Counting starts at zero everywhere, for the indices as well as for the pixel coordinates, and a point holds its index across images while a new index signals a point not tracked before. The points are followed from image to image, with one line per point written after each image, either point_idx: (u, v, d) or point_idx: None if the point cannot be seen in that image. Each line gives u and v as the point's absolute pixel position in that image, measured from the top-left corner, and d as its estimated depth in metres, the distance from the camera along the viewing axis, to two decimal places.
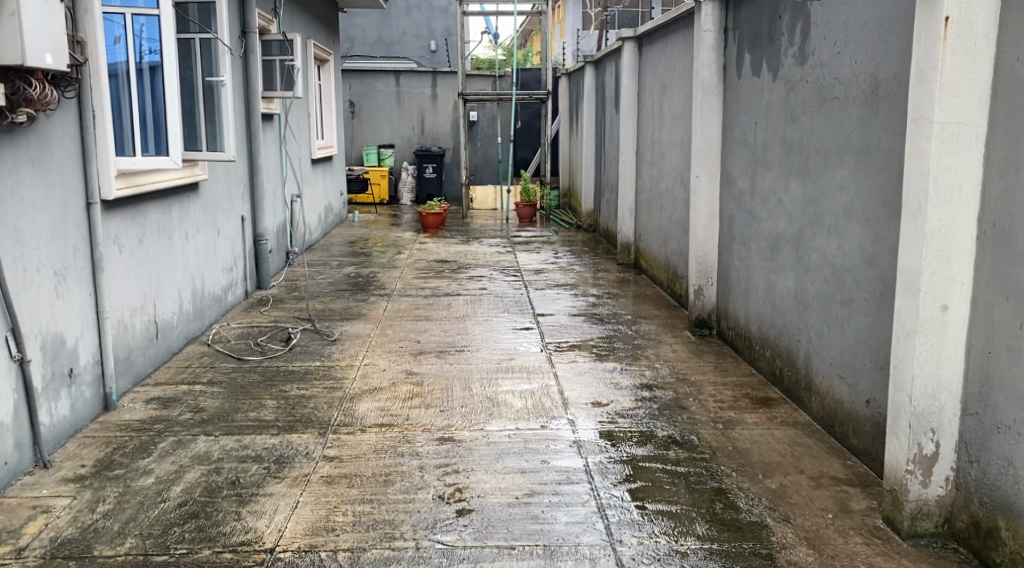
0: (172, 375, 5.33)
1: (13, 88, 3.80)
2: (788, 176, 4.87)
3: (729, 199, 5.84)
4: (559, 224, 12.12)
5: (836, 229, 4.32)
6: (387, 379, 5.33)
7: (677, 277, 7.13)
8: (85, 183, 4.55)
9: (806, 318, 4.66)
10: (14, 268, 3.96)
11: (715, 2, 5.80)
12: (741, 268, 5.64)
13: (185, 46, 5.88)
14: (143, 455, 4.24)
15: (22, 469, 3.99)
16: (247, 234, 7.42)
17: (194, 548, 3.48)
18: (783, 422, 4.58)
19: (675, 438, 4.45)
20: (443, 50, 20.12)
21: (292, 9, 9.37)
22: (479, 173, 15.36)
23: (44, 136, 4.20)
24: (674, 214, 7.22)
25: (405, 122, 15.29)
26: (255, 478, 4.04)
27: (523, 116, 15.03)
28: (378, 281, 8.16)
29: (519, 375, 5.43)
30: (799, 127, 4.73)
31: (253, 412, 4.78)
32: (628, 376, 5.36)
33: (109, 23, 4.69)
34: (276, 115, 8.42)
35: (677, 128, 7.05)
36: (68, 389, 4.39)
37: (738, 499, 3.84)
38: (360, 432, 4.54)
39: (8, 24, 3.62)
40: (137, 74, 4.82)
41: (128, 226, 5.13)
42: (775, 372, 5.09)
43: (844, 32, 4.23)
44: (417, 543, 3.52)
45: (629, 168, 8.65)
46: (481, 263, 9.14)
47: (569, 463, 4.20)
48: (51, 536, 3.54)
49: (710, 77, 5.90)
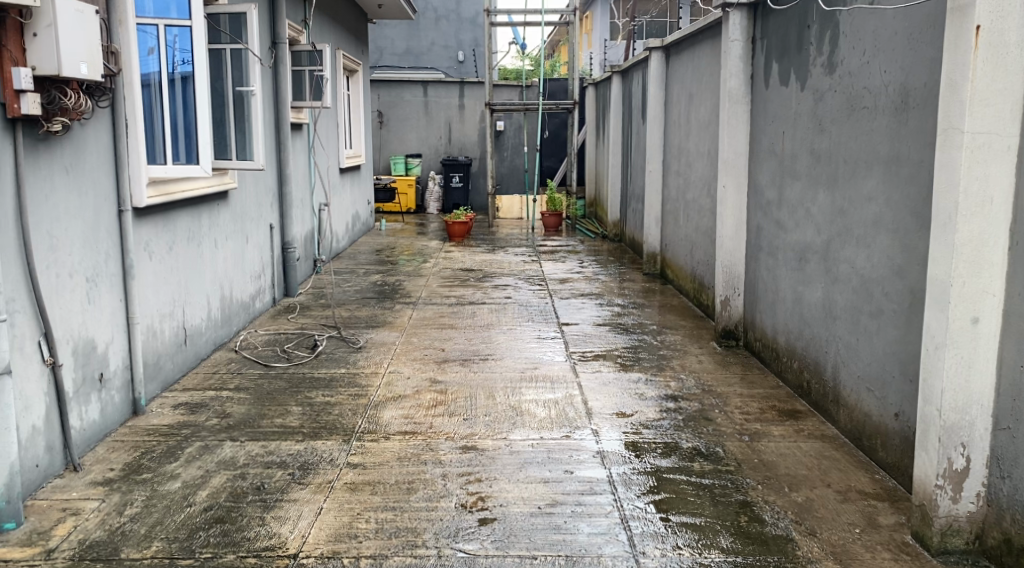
0: (201, 381, 5.37)
1: (49, 97, 3.83)
2: (816, 186, 4.84)
3: (756, 209, 5.80)
4: (585, 233, 12.11)
5: (865, 240, 4.28)
6: (411, 387, 5.34)
7: (703, 287, 7.10)
8: (116, 190, 4.59)
9: (834, 329, 4.62)
10: (47, 274, 4.00)
11: (742, 12, 5.80)
12: (768, 279, 5.60)
13: (217, 57, 5.92)
14: (170, 459, 4.27)
15: (53, 472, 4.03)
16: (275, 243, 7.47)
17: (220, 552, 3.50)
18: (810, 435, 4.55)
19: (700, 449, 4.42)
20: (471, 60, 20.22)
21: (322, 21, 9.47)
22: (506, 183, 15.38)
23: (78, 143, 4.24)
24: (701, 225, 7.19)
25: (432, 132, 15.36)
26: (280, 484, 4.05)
27: (549, 125, 15.04)
28: (403, 290, 8.18)
29: (542, 384, 5.41)
30: (827, 137, 4.70)
31: (278, 419, 4.80)
32: (653, 387, 5.33)
33: (142, 33, 4.75)
34: (304, 124, 8.49)
35: (703, 137, 7.03)
36: (98, 394, 4.42)
37: (763, 512, 3.81)
38: (383, 440, 4.54)
39: (44, 35, 3.66)
40: (169, 84, 4.89)
41: (159, 232, 5.17)
42: (802, 384, 5.04)
43: (873, 41, 4.21)
44: (439, 551, 3.52)
45: (655, 177, 8.61)
46: (506, 272, 9.14)
47: (592, 473, 4.18)
48: (80, 538, 3.57)
49: (737, 87, 5.88)
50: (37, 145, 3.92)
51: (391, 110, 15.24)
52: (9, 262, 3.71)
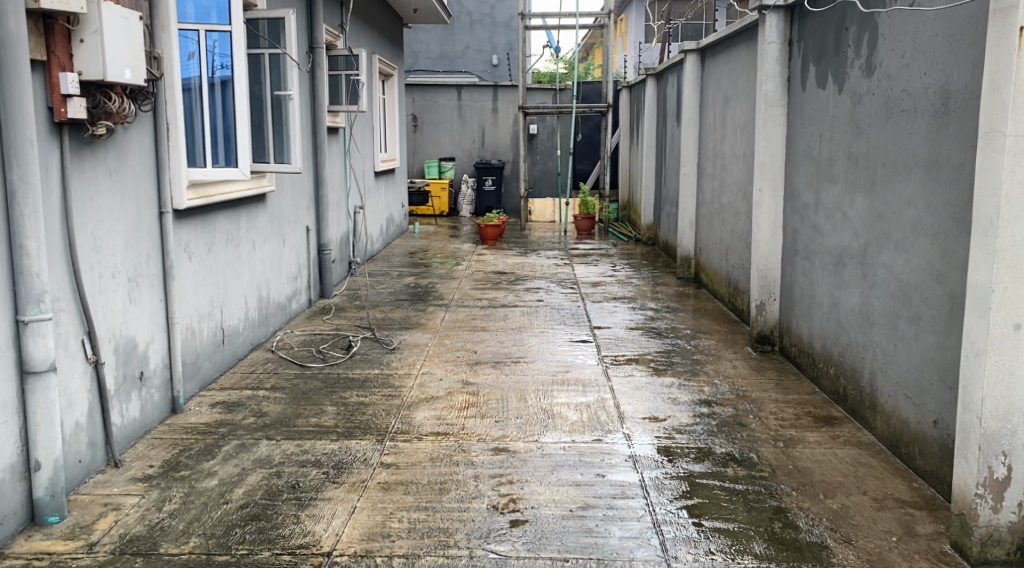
0: (238, 380, 5.43)
1: (94, 102, 3.91)
2: (854, 190, 4.80)
3: (793, 213, 5.76)
4: (617, 237, 12.08)
5: (903, 244, 4.25)
6: (443, 388, 5.36)
7: (738, 292, 7.06)
8: (157, 192, 4.65)
9: (871, 335, 4.58)
10: (91, 275, 4.06)
11: (778, 15, 5.78)
12: (805, 283, 5.56)
13: (256, 61, 5.97)
14: (207, 457, 4.32)
15: (95, 468, 4.09)
16: (311, 244, 7.53)
17: (255, 549, 3.53)
18: (846, 442, 4.51)
19: (734, 455, 4.40)
20: (505, 64, 20.25)
21: (359, 26, 9.55)
22: (538, 186, 15.38)
23: (121, 146, 4.30)
24: (736, 229, 7.15)
25: (466, 135, 15.41)
26: (314, 483, 4.08)
27: (582, 129, 15.03)
28: (436, 292, 8.21)
29: (574, 388, 5.41)
30: (865, 140, 4.66)
31: (313, 418, 4.85)
32: (686, 391, 5.32)
33: (183, 39, 4.80)
34: (341, 128, 8.56)
35: (739, 140, 6.99)
36: (138, 392, 4.48)
37: (797, 518, 3.78)
38: (416, 440, 4.57)
39: (90, 41, 3.72)
40: (209, 88, 4.96)
41: (198, 234, 5.23)
42: (839, 390, 5.00)
43: (913, 42, 4.17)
44: (470, 552, 3.54)
45: (690, 181, 8.58)
46: (538, 275, 9.15)
47: (625, 477, 4.17)
48: (121, 533, 3.62)
49: (773, 89, 5.85)
50: (82, 148, 3.98)
51: (425, 113, 15.32)
52: (55, 263, 3.77)
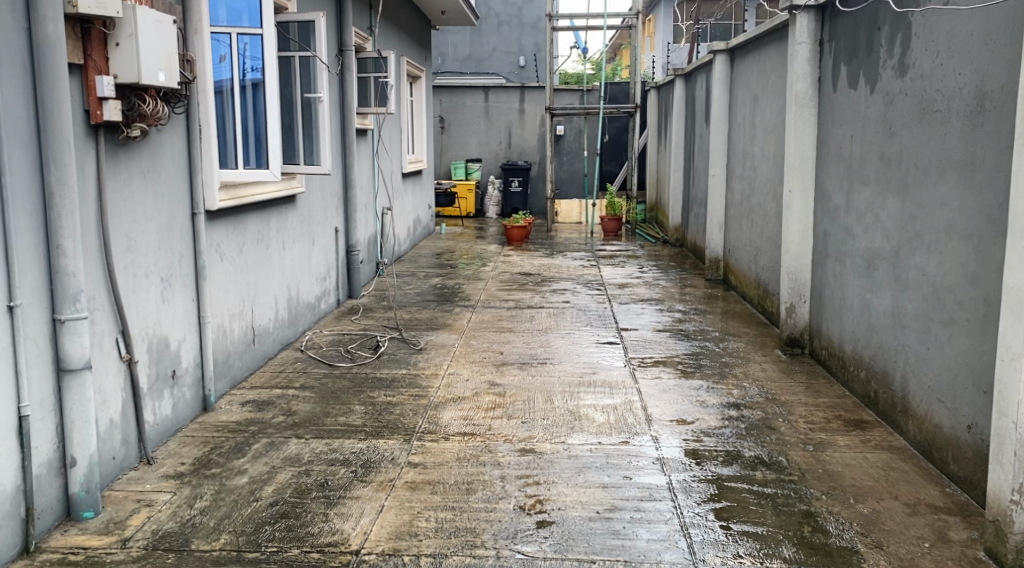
0: (268, 380, 5.46)
1: (129, 104, 3.94)
2: (886, 191, 4.76)
3: (824, 215, 5.72)
4: (644, 238, 12.04)
5: (936, 246, 4.20)
6: (470, 389, 5.36)
7: (767, 294, 7.02)
8: (190, 193, 4.69)
9: (903, 338, 4.54)
10: (125, 275, 4.10)
11: (810, 14, 5.74)
12: (836, 286, 5.51)
13: (287, 64, 6.01)
14: (238, 455, 4.35)
15: (128, 464, 4.13)
16: (340, 245, 7.57)
17: (284, 547, 3.55)
18: (877, 446, 4.47)
19: (763, 458, 4.38)
20: (532, 66, 20.25)
21: (387, 27, 9.59)
22: (565, 187, 15.36)
23: (155, 148, 4.35)
24: (766, 230, 7.11)
25: (492, 136, 15.42)
26: (343, 482, 4.10)
27: (610, 130, 14.99)
28: (462, 293, 8.21)
29: (601, 390, 5.40)
30: (898, 141, 4.62)
31: (341, 417, 4.87)
32: (715, 394, 5.29)
33: (215, 42, 4.88)
34: (370, 129, 8.60)
35: (769, 141, 6.95)
36: (171, 390, 4.52)
37: (827, 523, 3.75)
38: (443, 440, 4.57)
39: (125, 45, 3.76)
40: (240, 90, 4.96)
41: (230, 235, 5.27)
42: (870, 394, 4.96)
43: (947, 42, 4.13)
44: (497, 552, 3.54)
45: (719, 182, 8.53)
46: (565, 276, 9.13)
47: (652, 480, 4.16)
48: (153, 529, 3.65)
49: (804, 90, 5.81)
50: (117, 150, 4.02)
51: (452, 115, 15.37)
52: (91, 262, 3.82)
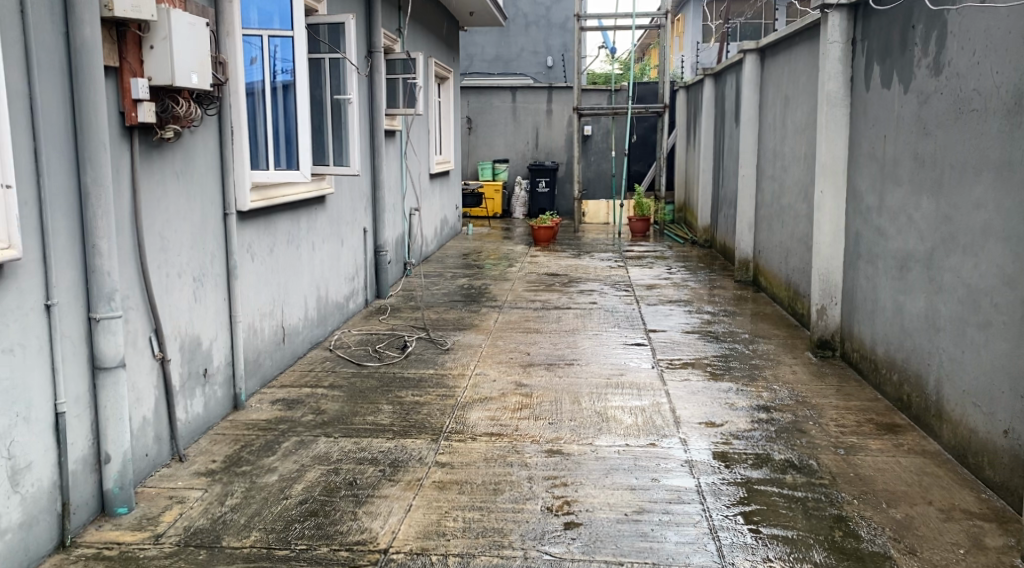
0: (298, 378, 5.49)
1: (163, 106, 3.98)
2: (920, 192, 4.70)
3: (856, 216, 5.66)
4: (673, 239, 11.98)
5: (972, 248, 4.15)
6: (497, 389, 5.36)
7: (798, 295, 6.96)
8: (223, 193, 4.72)
9: (938, 341, 4.48)
10: (158, 275, 4.13)
11: (842, 13, 5.68)
12: (868, 288, 5.45)
13: (316, 66, 6.05)
14: (268, 453, 4.37)
15: (160, 461, 4.17)
16: (368, 245, 7.59)
17: (314, 545, 3.56)
18: (910, 450, 4.42)
19: (793, 462, 4.34)
20: (560, 66, 20.23)
21: (416, 28, 9.59)
22: (592, 187, 15.32)
23: (188, 149, 4.38)
24: (796, 231, 7.05)
25: (519, 137, 15.42)
26: (371, 480, 4.11)
27: (638, 130, 14.94)
28: (489, 294, 8.21)
29: (629, 391, 5.38)
30: (933, 141, 4.57)
31: (370, 416, 4.88)
32: (744, 397, 5.25)
33: (246, 44, 4.91)
34: (398, 131, 8.63)
35: (800, 141, 6.89)
36: (202, 388, 4.55)
37: (859, 527, 3.71)
38: (471, 440, 4.57)
39: (159, 47, 3.79)
40: (272, 92, 5.03)
41: (261, 235, 5.30)
42: (903, 397, 4.90)
43: (984, 41, 4.07)
44: (525, 553, 3.53)
45: (749, 182, 8.46)
46: (593, 277, 9.10)
47: (681, 482, 4.13)
48: (185, 525, 3.67)
49: (835, 89, 5.76)
50: (151, 151, 4.05)
51: (479, 116, 15.38)
52: (125, 262, 3.85)
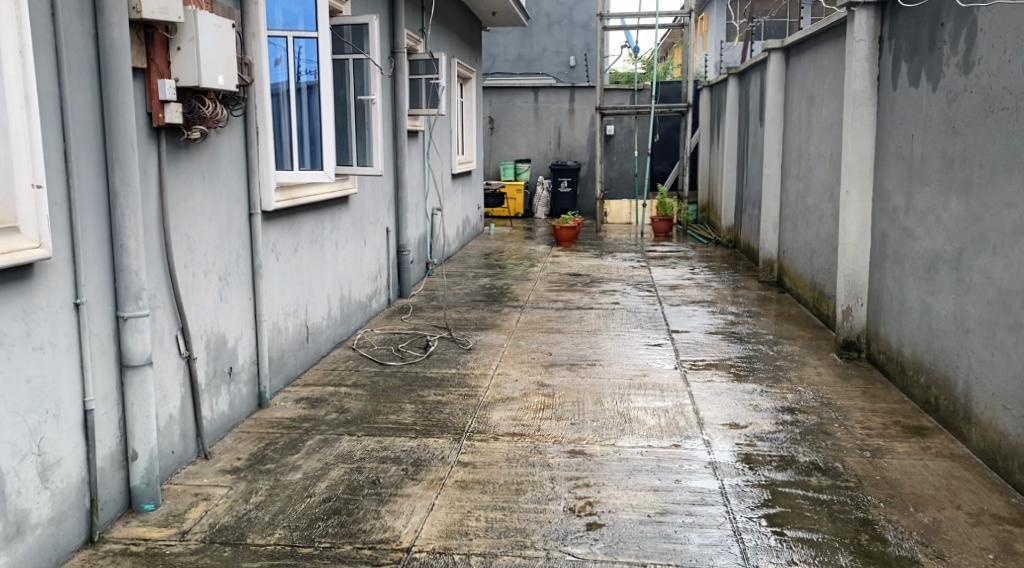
0: (321, 377, 5.51)
1: (189, 106, 3.99)
2: (948, 192, 4.66)
3: (883, 216, 5.61)
4: (696, 239, 11.93)
5: (1002, 249, 4.10)
6: (519, 389, 5.36)
7: (823, 296, 6.91)
8: (248, 193, 4.73)
9: (966, 343, 4.43)
10: (184, 273, 4.15)
11: (869, 11, 5.63)
12: (894, 289, 5.41)
13: (340, 66, 6.05)
14: (292, 451, 4.38)
15: (186, 459, 4.19)
16: (391, 245, 7.60)
17: (337, 543, 3.57)
18: (938, 453, 4.37)
19: (818, 464, 4.30)
20: (583, 65, 20.20)
21: (439, 28, 9.60)
22: (615, 187, 15.28)
23: (214, 149, 4.40)
24: (822, 231, 7.00)
25: (542, 137, 15.40)
26: (394, 479, 4.11)
27: (660, 130, 14.89)
28: (511, 293, 8.21)
29: (652, 392, 5.36)
30: (961, 140, 4.52)
31: (392, 415, 4.89)
32: (768, 398, 5.21)
33: (272, 45, 4.95)
34: (420, 131, 8.63)
35: (825, 141, 6.84)
36: (227, 386, 4.57)
37: (886, 531, 3.68)
38: (493, 440, 4.57)
39: (187, 48, 3.81)
40: (296, 93, 5.04)
41: (285, 235, 5.32)
42: (930, 400, 4.85)
43: (1015, 39, 4.02)
44: (548, 553, 3.52)
45: (773, 182, 8.41)
46: (615, 277, 9.08)
47: (704, 484, 4.11)
48: (210, 522, 3.69)
49: (862, 88, 5.71)
50: (178, 151, 4.07)
51: (501, 116, 15.38)
52: (152, 261, 3.87)
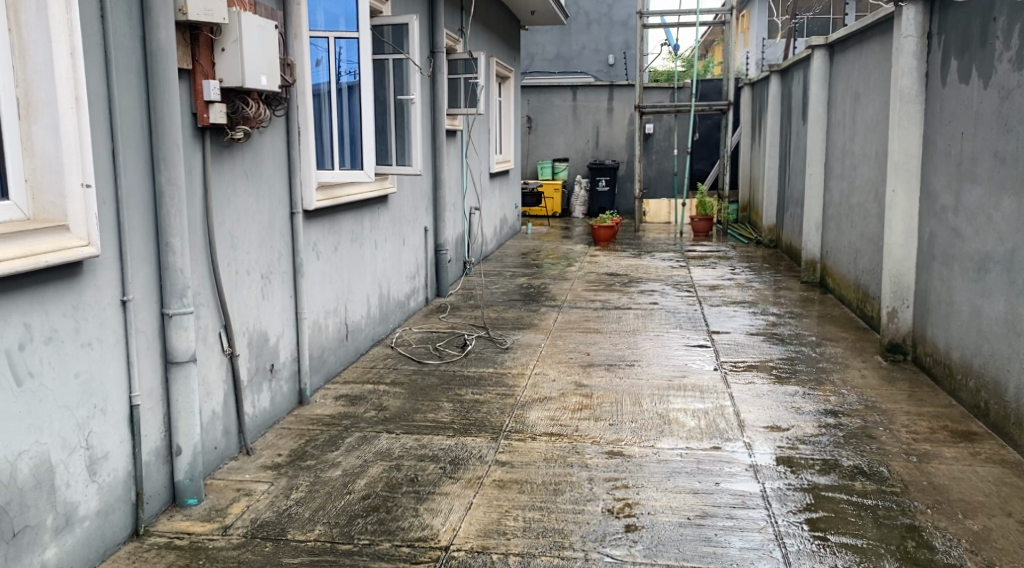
0: (360, 375, 5.52)
1: (233, 107, 4.01)
2: (1000, 191, 4.56)
3: (930, 216, 5.51)
4: (736, 239, 11.83)
5: None
6: (558, 389, 5.33)
7: (867, 298, 6.80)
8: (289, 191, 4.75)
9: (1018, 346, 4.34)
10: (228, 271, 4.17)
11: (918, 6, 5.53)
12: (942, 290, 5.31)
13: (380, 66, 6.08)
14: (332, 447, 4.39)
15: (228, 454, 4.21)
16: (429, 244, 7.60)
17: (376, 540, 3.57)
18: (987, 459, 4.28)
19: (862, 468, 4.23)
20: (622, 64, 20.12)
21: (478, 27, 9.59)
22: (654, 186, 15.19)
23: (257, 148, 4.42)
24: (866, 230, 6.89)
25: (580, 136, 15.35)
26: (432, 477, 4.10)
27: (700, 128, 14.77)
28: (549, 293, 8.18)
29: (691, 393, 5.30)
30: (1015, 137, 4.42)
31: (431, 413, 4.88)
32: (811, 401, 5.13)
33: (313, 46, 4.96)
34: (458, 131, 8.63)
35: (870, 139, 6.74)
36: (269, 383, 4.59)
37: (933, 538, 3.60)
38: (531, 440, 4.54)
39: (230, 50, 3.82)
40: (337, 93, 5.03)
41: (326, 234, 5.34)
42: (979, 404, 4.75)
43: None
44: (586, 555, 3.49)
45: (815, 181, 8.30)
46: (654, 277, 9.01)
47: (745, 487, 4.05)
48: (251, 517, 3.71)
49: (909, 85, 5.61)
50: (221, 151, 4.09)
51: (539, 115, 15.36)
52: (197, 259, 3.89)
